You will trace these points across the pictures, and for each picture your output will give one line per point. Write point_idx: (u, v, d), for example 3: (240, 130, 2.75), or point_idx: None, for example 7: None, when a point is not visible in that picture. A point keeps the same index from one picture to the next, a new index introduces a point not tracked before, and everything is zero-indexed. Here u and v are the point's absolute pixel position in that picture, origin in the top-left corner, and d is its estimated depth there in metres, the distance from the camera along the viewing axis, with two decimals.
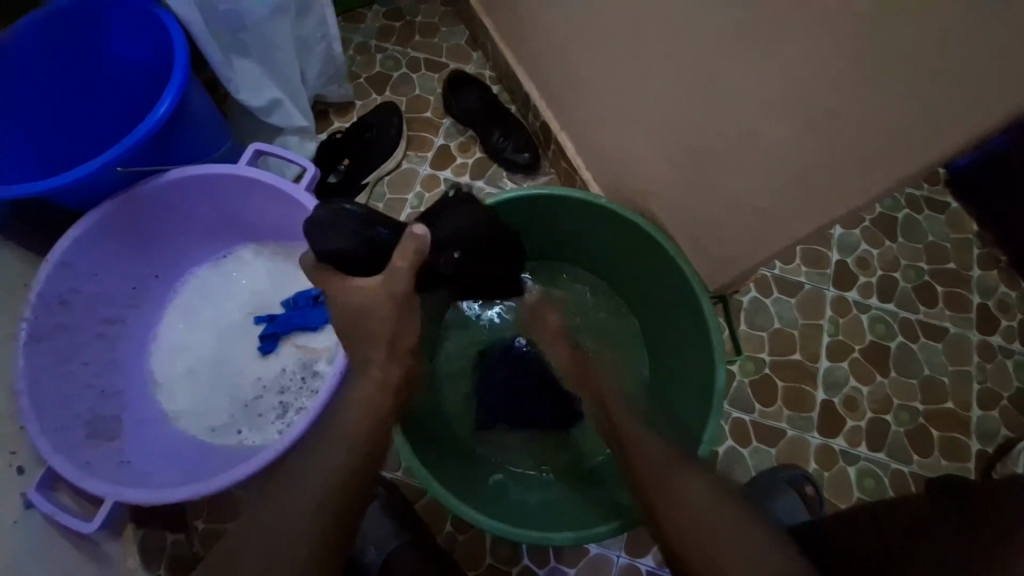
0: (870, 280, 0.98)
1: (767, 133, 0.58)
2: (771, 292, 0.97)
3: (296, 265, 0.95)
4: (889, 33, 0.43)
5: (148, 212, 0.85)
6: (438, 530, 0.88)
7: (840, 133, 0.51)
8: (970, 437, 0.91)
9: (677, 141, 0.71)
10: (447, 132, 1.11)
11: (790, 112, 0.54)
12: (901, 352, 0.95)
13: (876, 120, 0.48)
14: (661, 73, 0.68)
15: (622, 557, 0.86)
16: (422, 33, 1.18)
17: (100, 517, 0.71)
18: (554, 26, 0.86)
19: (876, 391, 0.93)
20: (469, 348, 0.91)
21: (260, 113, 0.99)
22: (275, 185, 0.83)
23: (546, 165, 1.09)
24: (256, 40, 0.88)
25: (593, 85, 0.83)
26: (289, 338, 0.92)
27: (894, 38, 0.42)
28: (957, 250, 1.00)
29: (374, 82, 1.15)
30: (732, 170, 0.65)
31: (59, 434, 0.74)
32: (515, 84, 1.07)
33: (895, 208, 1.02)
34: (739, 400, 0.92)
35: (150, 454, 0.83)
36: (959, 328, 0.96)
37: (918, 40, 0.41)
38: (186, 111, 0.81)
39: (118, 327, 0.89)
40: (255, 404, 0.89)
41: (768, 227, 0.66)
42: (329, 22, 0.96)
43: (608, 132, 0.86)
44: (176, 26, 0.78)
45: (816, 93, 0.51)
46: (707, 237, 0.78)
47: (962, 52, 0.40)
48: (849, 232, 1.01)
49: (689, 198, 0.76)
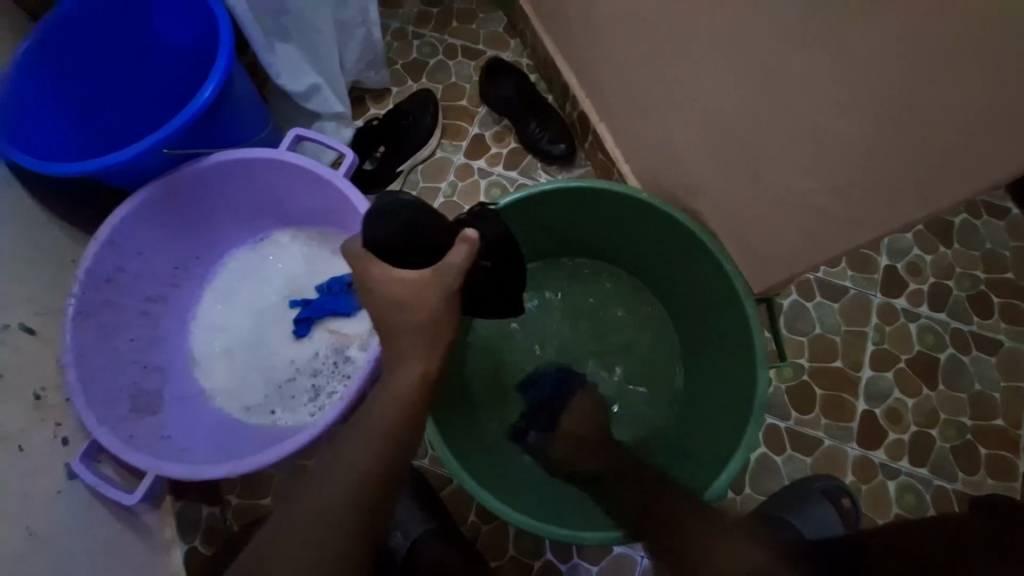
0: (921, 288, 0.94)
1: (830, 129, 0.55)
2: (813, 296, 0.94)
3: (331, 251, 0.96)
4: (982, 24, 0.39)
5: (191, 194, 0.86)
6: (462, 520, 0.89)
7: (912, 132, 0.48)
8: (1021, 458, 0.86)
9: (727, 136, 0.68)
10: (482, 121, 1.10)
11: (858, 108, 0.51)
12: (951, 364, 0.90)
13: (954, 119, 0.44)
14: (714, 63, 0.65)
15: (646, 559, 0.85)
16: (460, 19, 1.16)
17: (140, 491, 0.72)
18: (599, 12, 0.83)
19: (921, 404, 0.89)
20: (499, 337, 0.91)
21: (298, 98, 0.99)
22: (314, 170, 0.84)
23: (582, 157, 1.07)
24: (298, 24, 0.89)
25: (639, 75, 0.80)
26: (322, 323, 0.93)
27: (984, 31, 0.39)
28: (1016, 260, 0.95)
29: (410, 69, 1.14)
30: (788, 167, 0.62)
31: (104, 407, 0.77)
32: (553, 73, 1.05)
33: (952, 213, 0.97)
34: (774, 406, 0.89)
35: (188, 430, 0.85)
36: (1016, 342, 0.91)
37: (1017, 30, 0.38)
38: (229, 94, 0.81)
39: (160, 305, 0.91)
40: (288, 386, 0.90)
41: (821, 228, 0.63)
42: (369, 8, 0.96)
43: (651, 125, 0.83)
44: (222, 9, 0.79)
45: (888, 89, 0.47)
46: (752, 236, 0.75)
47: None
48: (900, 236, 0.96)
49: (736, 195, 0.73)
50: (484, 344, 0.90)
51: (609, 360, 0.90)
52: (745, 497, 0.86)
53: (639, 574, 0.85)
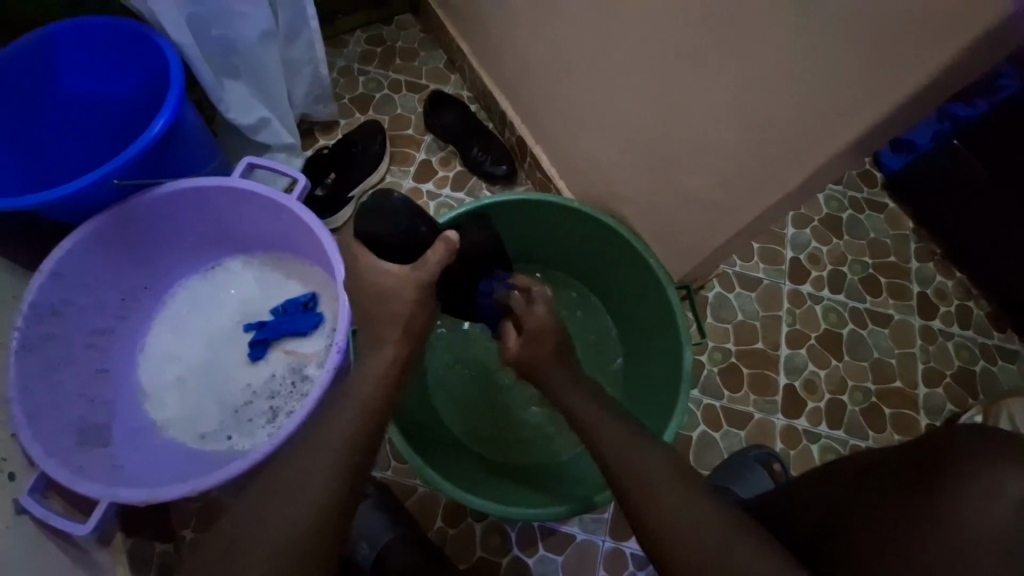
0: (821, 274, 1.08)
1: (717, 132, 0.66)
2: (733, 287, 1.06)
3: (285, 274, 0.99)
4: (800, 49, 0.51)
5: (141, 225, 0.88)
6: (429, 526, 0.91)
7: (771, 132, 0.59)
8: (919, 413, 0.99)
9: (640, 147, 0.79)
10: (429, 147, 1.18)
11: (730, 115, 0.62)
12: (853, 338, 1.04)
13: (798, 120, 0.56)
14: (621, 86, 0.76)
15: (608, 542, 0.90)
16: (403, 58, 1.26)
17: (94, 520, 0.70)
18: (526, 47, 0.94)
19: (832, 374, 1.01)
20: (451, 343, 0.96)
21: (248, 132, 1.03)
22: (266, 195, 0.87)
23: (522, 176, 1.16)
24: (246, 63, 0.94)
25: (564, 100, 0.91)
26: (279, 344, 0.95)
27: (803, 53, 0.51)
28: (896, 245, 1.11)
29: (357, 103, 1.21)
30: (691, 169, 0.73)
31: (52, 442, 0.75)
32: (492, 103, 1.15)
33: (839, 209, 1.13)
34: (709, 387, 0.98)
35: (141, 461, 0.84)
36: (903, 315, 1.06)
37: (822, 53, 0.50)
38: (179, 128, 0.84)
39: (107, 338, 0.91)
40: (245, 410, 0.91)
41: (722, 219, 0.74)
42: (316, 46, 1.03)
43: (579, 143, 0.94)
44: (172, 50, 0.82)
45: (749, 100, 0.59)
46: (671, 232, 0.85)
47: (854, 65, 0.48)
48: (800, 231, 1.11)
49: (653, 198, 0.83)
50: (438, 353, 0.95)
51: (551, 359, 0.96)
52: None
53: (602, 558, 0.89)
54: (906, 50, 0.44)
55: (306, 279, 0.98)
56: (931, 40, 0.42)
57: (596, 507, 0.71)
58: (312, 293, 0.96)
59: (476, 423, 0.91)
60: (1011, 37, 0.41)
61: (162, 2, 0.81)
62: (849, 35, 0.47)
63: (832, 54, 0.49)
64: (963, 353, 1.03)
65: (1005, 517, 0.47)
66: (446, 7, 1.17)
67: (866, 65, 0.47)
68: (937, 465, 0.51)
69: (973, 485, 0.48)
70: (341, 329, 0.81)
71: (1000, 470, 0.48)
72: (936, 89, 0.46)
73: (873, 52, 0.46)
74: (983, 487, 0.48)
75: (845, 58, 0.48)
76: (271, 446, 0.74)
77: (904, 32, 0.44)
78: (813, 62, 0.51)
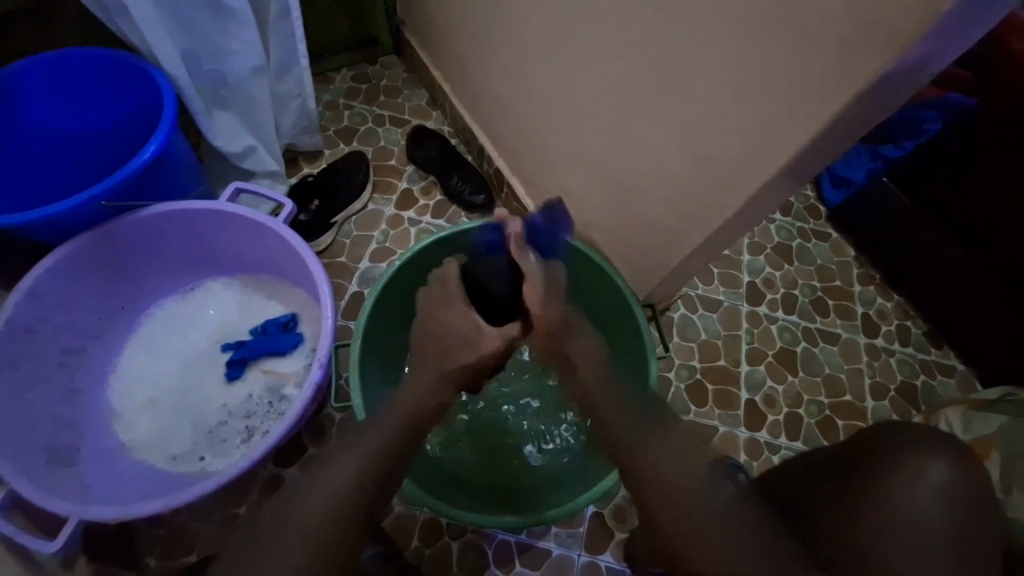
0: (775, 296, 1.17)
1: (668, 165, 0.74)
2: (696, 309, 1.13)
3: (266, 295, 1.01)
4: (729, 96, 0.60)
5: (124, 245, 0.89)
6: (404, 546, 0.90)
7: (713, 165, 0.68)
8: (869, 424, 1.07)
9: (604, 178, 0.87)
10: (410, 177, 1.24)
11: (678, 149, 0.71)
12: (806, 354, 1.12)
13: (733, 155, 0.64)
14: (585, 123, 0.84)
15: (582, 557, 0.91)
16: (387, 95, 1.33)
17: (61, 539, 0.68)
18: (501, 88, 1.03)
19: (789, 389, 1.08)
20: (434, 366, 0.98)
21: (234, 158, 1.08)
22: (252, 218, 0.90)
23: (499, 205, 1.23)
24: (236, 95, 1.00)
25: (536, 136, 1.00)
26: (257, 364, 0.95)
27: (732, 99, 0.60)
28: (841, 270, 1.21)
29: (342, 134, 1.27)
30: (649, 197, 0.81)
31: (18, 460, 0.74)
32: (471, 137, 1.23)
33: (789, 238, 1.23)
34: (676, 403, 1.04)
35: (107, 483, 0.82)
36: (850, 334, 1.15)
37: (746, 100, 0.58)
38: (169, 154, 0.88)
39: (79, 358, 0.90)
40: (219, 430, 0.90)
41: (679, 243, 0.82)
42: (305, 82, 1.09)
43: (551, 174, 1.01)
44: (167, 82, 0.87)
45: (692, 138, 0.68)
46: (636, 255, 0.92)
47: (771, 110, 0.57)
48: (755, 257, 1.20)
49: (619, 224, 0.91)
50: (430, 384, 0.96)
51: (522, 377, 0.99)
52: None
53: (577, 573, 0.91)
54: (813, 95, 0.52)
55: (287, 299, 1.00)
56: (830, 88, 0.50)
57: (566, 514, 0.73)
58: (293, 314, 0.98)
59: (456, 437, 0.94)
60: (893, 88, 0.49)
61: (159, 38, 0.87)
62: (763, 86, 0.56)
63: (753, 102, 0.58)
64: (905, 369, 1.12)
65: (929, 505, 0.52)
66: (429, 50, 1.26)
67: (783, 107, 0.55)
68: (876, 455, 0.57)
69: (900, 474, 0.54)
70: (321, 346, 0.83)
71: (927, 461, 0.54)
72: (841, 129, 0.53)
73: (784, 101, 0.55)
74: (908, 475, 0.54)
75: (763, 105, 0.57)
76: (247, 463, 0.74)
77: (808, 82, 0.52)
78: (741, 108, 0.59)
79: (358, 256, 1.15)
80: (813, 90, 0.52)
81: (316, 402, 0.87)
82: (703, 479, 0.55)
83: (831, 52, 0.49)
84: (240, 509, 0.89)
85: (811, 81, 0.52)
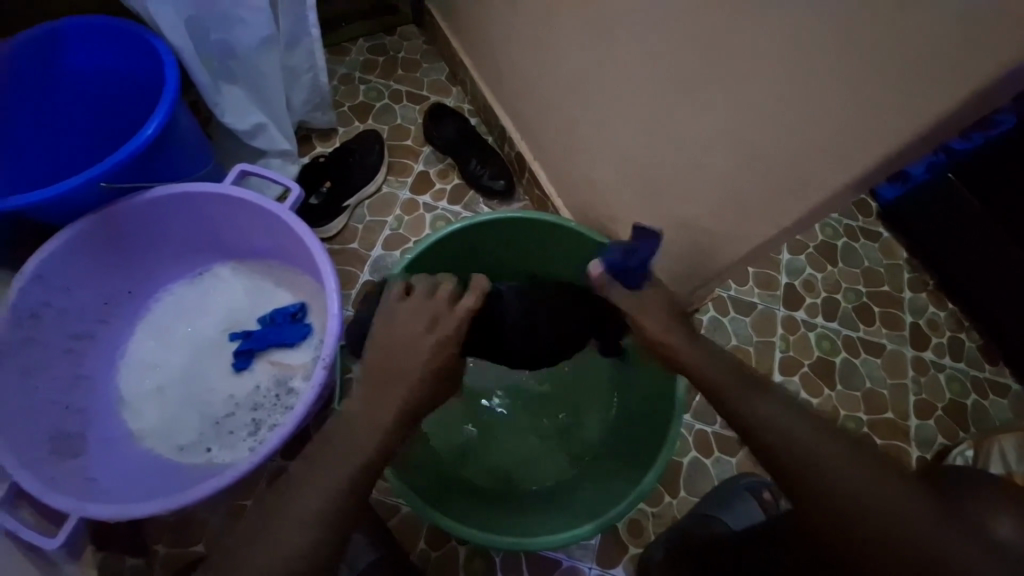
0: (815, 301, 1.08)
1: (714, 165, 0.65)
2: (727, 311, 1.06)
3: (275, 282, 0.97)
4: (795, 89, 0.51)
5: (128, 229, 0.86)
6: (411, 548, 0.88)
7: (766, 168, 0.59)
8: (910, 445, 0.99)
9: (638, 173, 0.79)
10: (427, 159, 1.17)
11: (726, 146, 0.62)
12: (845, 366, 1.04)
13: (794, 157, 0.55)
14: (620, 111, 0.76)
15: (593, 569, 0.88)
16: (405, 68, 1.25)
17: (64, 534, 0.70)
18: (527, 66, 0.94)
19: (824, 403, 1.01)
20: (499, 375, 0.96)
21: (243, 137, 1.02)
22: (259, 203, 0.85)
23: (520, 192, 1.15)
24: (244, 68, 0.93)
25: (564, 120, 0.91)
26: (264, 355, 0.92)
27: (799, 95, 0.51)
28: (890, 275, 1.11)
29: (357, 111, 1.20)
30: (687, 197, 0.73)
31: (23, 451, 0.74)
32: (492, 117, 1.14)
33: (835, 237, 1.13)
34: (702, 412, 0.98)
35: (114, 473, 0.82)
36: (896, 344, 1.06)
37: (816, 95, 0.50)
38: (173, 132, 0.83)
39: (86, 342, 0.88)
40: (226, 422, 0.88)
41: (718, 248, 0.74)
42: (316, 55, 1.02)
43: (578, 163, 0.93)
44: (168, 53, 0.81)
45: (744, 136, 0.59)
46: (668, 258, 0.85)
47: (848, 109, 0.48)
48: (795, 257, 1.11)
49: (651, 221, 0.83)
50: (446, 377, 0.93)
51: (535, 380, 0.95)
52: (681, 500, 0.92)
53: None
54: (902, 96, 0.43)
55: (295, 288, 0.96)
56: (929, 85, 0.42)
57: (587, 535, 0.71)
58: (301, 303, 0.94)
59: (464, 437, 0.92)
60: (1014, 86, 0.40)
61: (159, 5, 0.80)
62: (842, 79, 0.47)
63: (826, 99, 0.49)
64: (954, 385, 1.03)
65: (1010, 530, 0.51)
66: (450, 21, 1.16)
67: (862, 105, 0.47)
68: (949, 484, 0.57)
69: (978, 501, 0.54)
70: (327, 343, 0.79)
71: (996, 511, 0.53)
72: (936, 134, 0.44)
73: (868, 101, 0.46)
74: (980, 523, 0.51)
75: (839, 102, 0.48)
76: (249, 465, 0.71)
77: (903, 77, 0.43)
78: (807, 105, 0.51)
79: (370, 243, 1.09)
80: (906, 85, 0.43)
81: (321, 399, 0.83)
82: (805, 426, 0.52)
83: (938, 41, 0.39)
84: (248, 501, 0.87)
85: (906, 77, 0.43)
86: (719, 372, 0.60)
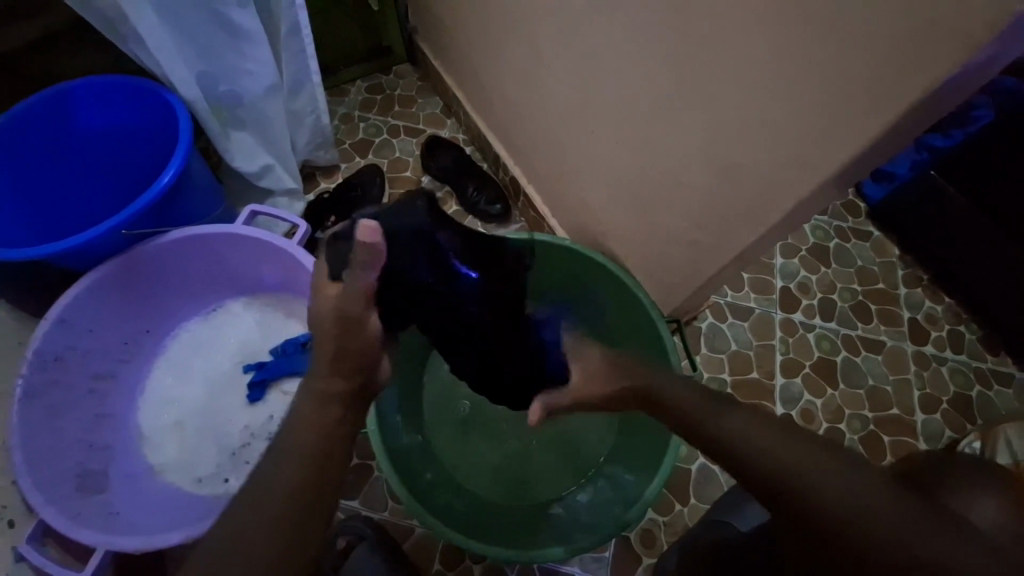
0: (812, 303, 1.10)
1: (694, 178, 0.69)
2: (726, 317, 1.09)
3: (285, 314, 1.01)
4: (758, 106, 0.56)
5: (146, 271, 0.90)
6: (427, 569, 0.89)
7: (742, 177, 0.63)
8: (918, 440, 1.00)
9: (625, 189, 0.83)
10: (426, 189, 1.22)
11: (703, 161, 0.66)
12: (847, 365, 1.05)
13: (765, 167, 0.59)
14: (602, 133, 0.81)
15: None
16: (402, 104, 1.32)
17: (91, 568, 0.72)
18: (514, 95, 1.00)
19: (828, 403, 1.02)
20: None
21: (252, 178, 1.08)
22: (268, 239, 0.90)
23: (517, 214, 1.20)
24: (252, 114, 0.99)
25: (553, 144, 0.96)
26: (278, 385, 0.96)
27: (762, 111, 0.55)
28: (884, 273, 1.13)
29: (358, 147, 1.27)
30: (672, 210, 0.76)
31: (52, 488, 0.77)
32: (486, 145, 1.20)
33: (826, 239, 1.15)
34: None
35: (137, 507, 0.85)
36: (896, 341, 1.07)
37: (777, 109, 0.54)
38: (187, 178, 0.88)
39: (108, 381, 0.92)
40: (243, 452, 0.91)
41: (705, 256, 0.77)
42: (318, 98, 1.08)
43: (568, 183, 0.97)
44: (182, 107, 0.87)
45: (719, 150, 0.63)
46: (660, 269, 0.88)
47: (807, 121, 0.52)
48: (789, 260, 1.13)
49: (640, 234, 0.86)
50: (450, 397, 0.96)
51: None
52: (692, 507, 0.93)
53: None
54: (853, 106, 0.48)
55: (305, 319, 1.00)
56: (872, 96, 0.46)
57: (599, 545, 0.72)
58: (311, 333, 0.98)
59: (463, 450, 0.94)
60: (955, 94, 0.44)
61: (173, 64, 0.86)
62: (798, 95, 0.51)
63: (787, 113, 0.53)
64: (959, 378, 1.04)
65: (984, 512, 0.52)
66: (441, 58, 1.23)
67: (819, 117, 0.51)
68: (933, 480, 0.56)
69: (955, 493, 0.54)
70: None
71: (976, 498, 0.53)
72: (888, 140, 0.48)
73: (823, 112, 0.50)
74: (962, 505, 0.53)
75: (797, 115, 0.52)
76: None
77: (851, 89, 0.47)
78: (770, 119, 0.55)
79: None
80: (853, 97, 0.47)
81: None
82: (787, 446, 0.49)
83: (880, 58, 0.44)
84: None
85: (853, 90, 0.47)
86: (692, 399, 0.58)
